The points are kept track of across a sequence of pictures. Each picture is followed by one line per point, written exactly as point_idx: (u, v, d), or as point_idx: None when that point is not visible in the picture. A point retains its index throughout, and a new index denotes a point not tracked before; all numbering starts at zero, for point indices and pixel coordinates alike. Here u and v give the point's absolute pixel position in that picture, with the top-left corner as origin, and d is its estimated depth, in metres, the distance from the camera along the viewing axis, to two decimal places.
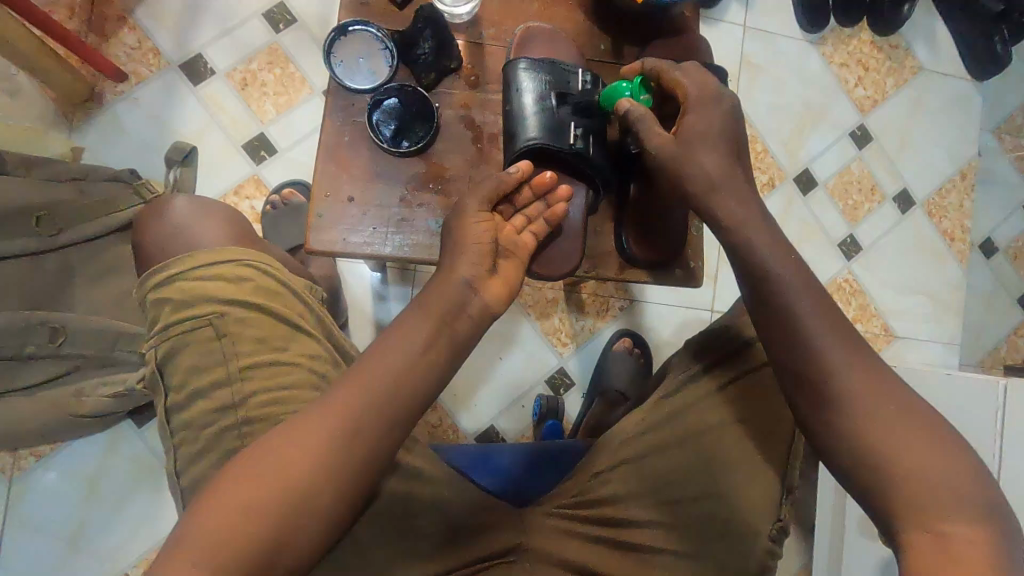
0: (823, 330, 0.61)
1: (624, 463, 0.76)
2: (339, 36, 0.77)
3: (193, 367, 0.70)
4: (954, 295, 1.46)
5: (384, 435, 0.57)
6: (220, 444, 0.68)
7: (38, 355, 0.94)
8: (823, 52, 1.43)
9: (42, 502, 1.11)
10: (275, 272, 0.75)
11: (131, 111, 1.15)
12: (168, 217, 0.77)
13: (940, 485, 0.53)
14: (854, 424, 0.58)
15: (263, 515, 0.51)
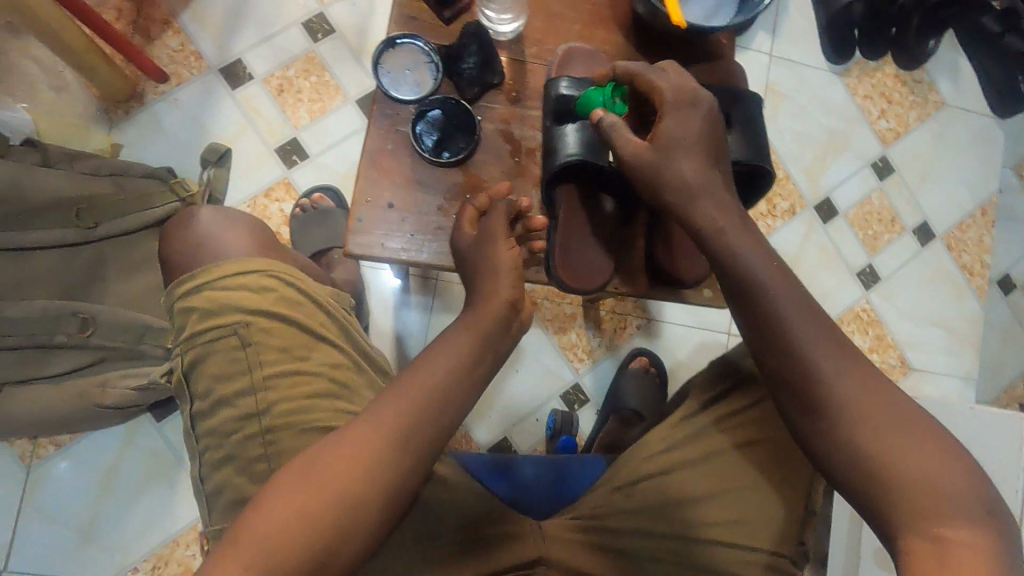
0: (813, 339, 0.60)
1: (641, 483, 0.80)
2: (385, 47, 0.79)
3: (218, 374, 0.73)
4: (972, 329, 1.46)
5: (398, 452, 0.58)
6: (243, 453, 0.70)
7: (66, 345, 0.96)
8: (847, 83, 1.45)
9: (59, 490, 1.12)
10: (299, 284, 0.77)
11: (170, 111, 1.19)
12: (196, 226, 0.80)
13: (938, 491, 0.53)
14: (848, 428, 0.57)
15: (291, 547, 0.52)
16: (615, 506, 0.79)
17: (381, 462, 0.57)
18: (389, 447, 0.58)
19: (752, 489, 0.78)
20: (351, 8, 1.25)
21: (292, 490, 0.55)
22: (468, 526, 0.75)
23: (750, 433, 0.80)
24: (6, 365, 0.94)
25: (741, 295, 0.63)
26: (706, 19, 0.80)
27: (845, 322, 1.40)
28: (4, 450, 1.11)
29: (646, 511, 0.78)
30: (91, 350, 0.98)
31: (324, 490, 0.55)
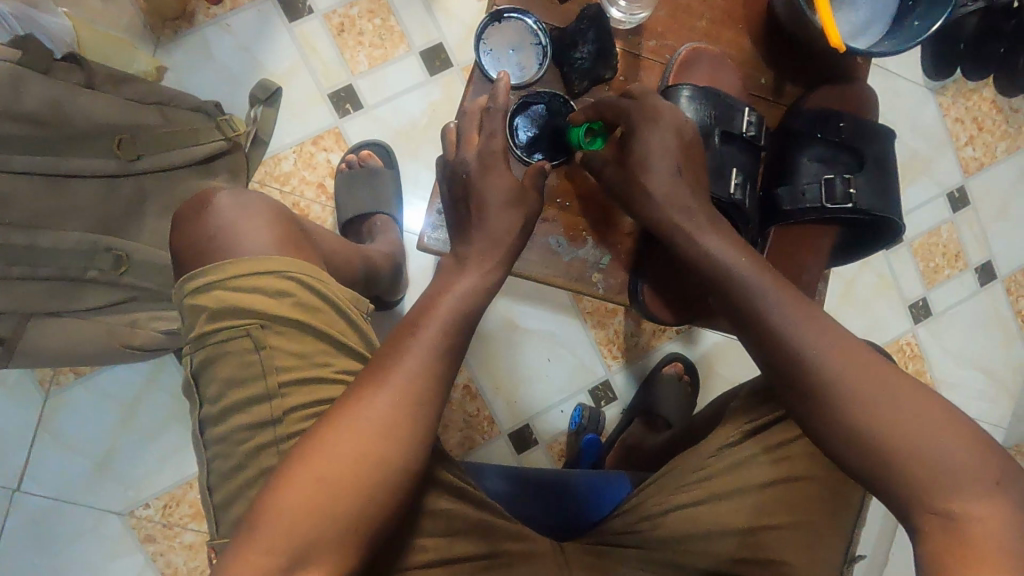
0: (793, 320, 0.60)
1: (671, 518, 0.71)
2: (492, 22, 0.87)
3: (228, 379, 0.66)
4: (1013, 377, 1.42)
5: (412, 396, 0.59)
6: (257, 461, 0.64)
7: (97, 281, 0.90)
8: (940, 102, 1.35)
9: (76, 419, 1.10)
10: (319, 285, 0.67)
11: (220, 37, 1.10)
12: (212, 213, 0.70)
13: (939, 463, 0.52)
14: (850, 415, 0.55)
15: (324, 499, 0.54)
16: (646, 538, 0.71)
17: (396, 412, 0.58)
18: (404, 395, 0.59)
19: (796, 527, 0.71)
20: None
21: (314, 449, 0.56)
22: (485, 539, 0.67)
23: (796, 467, 0.72)
24: (32, 295, 0.86)
25: (732, 282, 0.64)
26: (852, 36, 0.81)
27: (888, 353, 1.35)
28: (23, 372, 1.09)
29: (684, 549, 0.71)
30: (122, 288, 0.93)
31: (342, 447, 0.56)
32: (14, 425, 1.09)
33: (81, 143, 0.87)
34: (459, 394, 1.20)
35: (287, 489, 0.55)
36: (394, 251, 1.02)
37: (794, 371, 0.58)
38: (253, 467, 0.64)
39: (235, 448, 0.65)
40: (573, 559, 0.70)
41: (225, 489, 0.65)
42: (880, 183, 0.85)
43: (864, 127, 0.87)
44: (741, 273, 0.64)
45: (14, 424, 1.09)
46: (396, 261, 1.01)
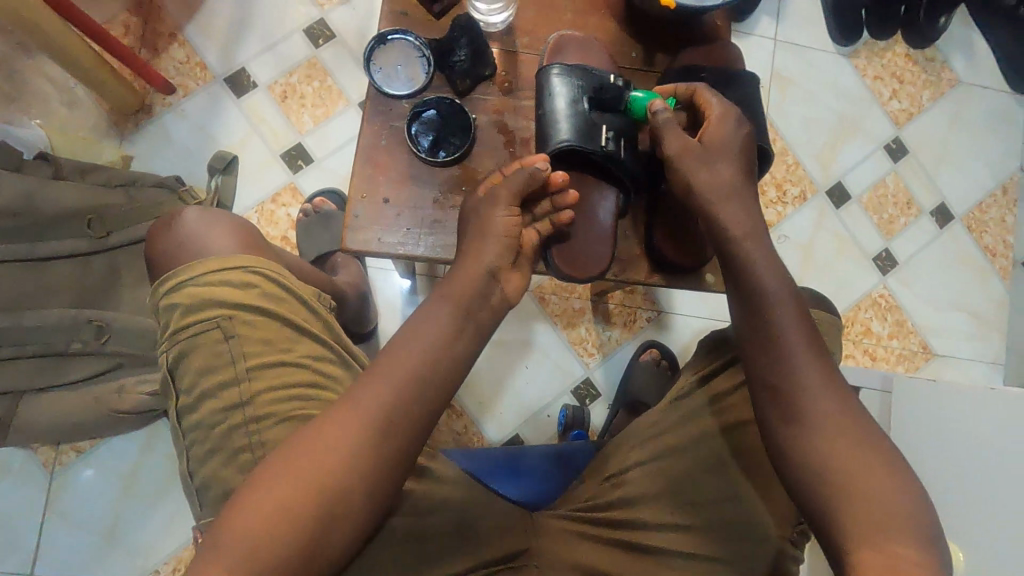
0: (803, 353, 0.62)
1: (636, 472, 0.75)
2: (378, 44, 0.78)
3: (201, 368, 0.69)
4: (997, 312, 1.41)
5: (385, 430, 0.58)
6: (229, 443, 0.68)
7: (83, 352, 0.98)
8: (856, 65, 1.42)
9: (81, 493, 1.14)
10: (280, 278, 0.73)
11: (177, 122, 1.21)
12: (179, 225, 0.75)
13: (891, 511, 0.54)
14: (822, 437, 0.59)
15: (285, 520, 0.54)
16: (606, 498, 0.75)
17: (368, 450, 0.57)
18: (375, 430, 0.58)
19: (751, 473, 0.72)
20: (352, 12, 1.26)
21: (281, 466, 0.56)
22: (455, 518, 0.71)
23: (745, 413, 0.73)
24: (21, 374, 0.96)
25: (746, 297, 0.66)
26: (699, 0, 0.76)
27: (862, 308, 1.36)
28: (29, 457, 1.14)
29: (645, 503, 0.73)
30: (107, 356, 1.00)
31: (310, 470, 0.56)
32: (24, 510, 1.13)
33: (56, 230, 0.98)
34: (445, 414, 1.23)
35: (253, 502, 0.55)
36: (353, 280, 1.07)
37: (789, 394, 0.61)
38: (219, 462, 0.68)
39: (209, 433, 0.69)
40: (547, 528, 0.76)
41: (202, 473, 0.69)
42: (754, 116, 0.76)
43: (727, 70, 0.77)
44: (760, 289, 0.65)
45: (24, 509, 1.13)
46: (362, 292, 1.07)
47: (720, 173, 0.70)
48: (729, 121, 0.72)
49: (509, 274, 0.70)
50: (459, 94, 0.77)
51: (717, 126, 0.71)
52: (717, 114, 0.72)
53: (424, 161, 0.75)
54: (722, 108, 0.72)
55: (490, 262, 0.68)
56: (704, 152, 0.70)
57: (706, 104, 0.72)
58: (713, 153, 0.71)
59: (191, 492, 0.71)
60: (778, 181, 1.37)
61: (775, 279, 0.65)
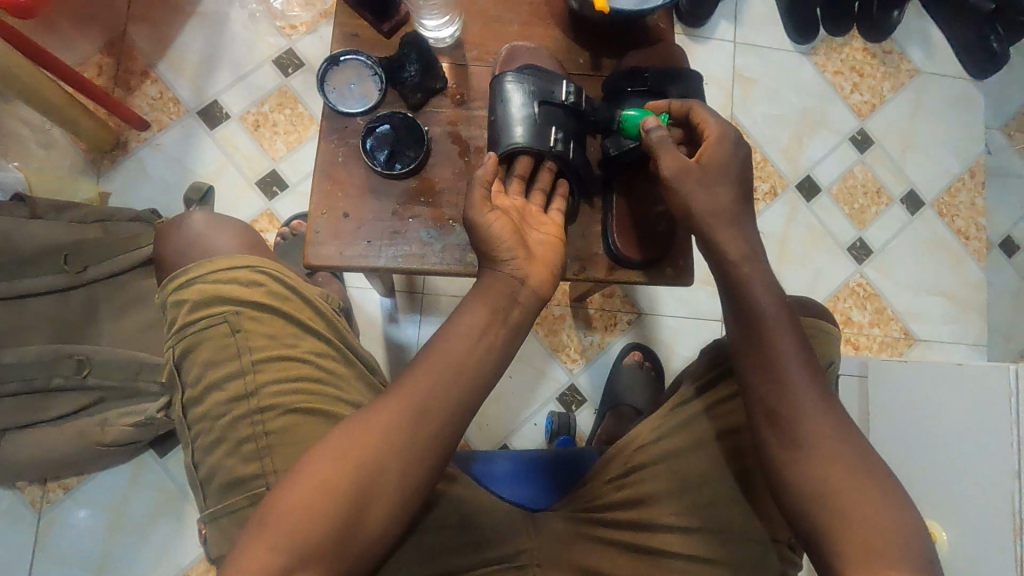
0: (799, 370, 0.63)
1: (646, 471, 0.72)
2: (331, 65, 0.80)
3: (208, 361, 0.71)
4: (975, 293, 1.42)
5: (419, 435, 0.57)
6: (233, 434, 0.68)
7: (65, 387, 0.99)
8: (816, 61, 1.46)
9: (72, 531, 1.14)
10: (285, 276, 0.74)
11: (153, 156, 1.24)
12: (187, 227, 0.78)
13: (883, 532, 0.55)
14: (816, 458, 0.60)
15: (319, 524, 0.53)
16: (610, 498, 0.72)
17: (402, 456, 0.57)
18: (410, 435, 0.57)
19: (750, 472, 0.70)
20: (318, 40, 1.29)
21: (315, 468, 0.55)
22: (458, 517, 0.70)
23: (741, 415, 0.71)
24: (5, 412, 0.97)
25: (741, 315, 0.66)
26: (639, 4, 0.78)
27: (841, 298, 1.38)
28: (17, 497, 1.14)
29: (652, 504, 0.70)
30: (91, 390, 1.00)
31: (345, 475, 0.55)
32: (14, 552, 1.13)
33: (33, 267, 0.99)
34: None
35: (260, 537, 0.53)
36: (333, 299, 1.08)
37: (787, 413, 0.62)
38: (205, 467, 0.70)
39: (213, 424, 0.70)
40: (548, 530, 0.73)
41: (208, 463, 0.70)
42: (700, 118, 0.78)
43: (670, 69, 0.79)
44: (757, 306, 0.66)
45: (14, 549, 1.13)
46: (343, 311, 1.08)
47: (719, 196, 0.69)
48: (725, 143, 0.71)
49: (530, 269, 0.64)
50: (411, 108, 0.79)
51: (716, 147, 0.70)
52: (716, 134, 0.70)
53: (380, 175, 0.77)
54: (720, 128, 0.71)
55: (508, 266, 0.64)
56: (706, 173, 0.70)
57: (704, 124, 0.71)
58: (719, 175, 0.70)
59: (196, 483, 0.72)
60: None
61: (768, 297, 0.66)
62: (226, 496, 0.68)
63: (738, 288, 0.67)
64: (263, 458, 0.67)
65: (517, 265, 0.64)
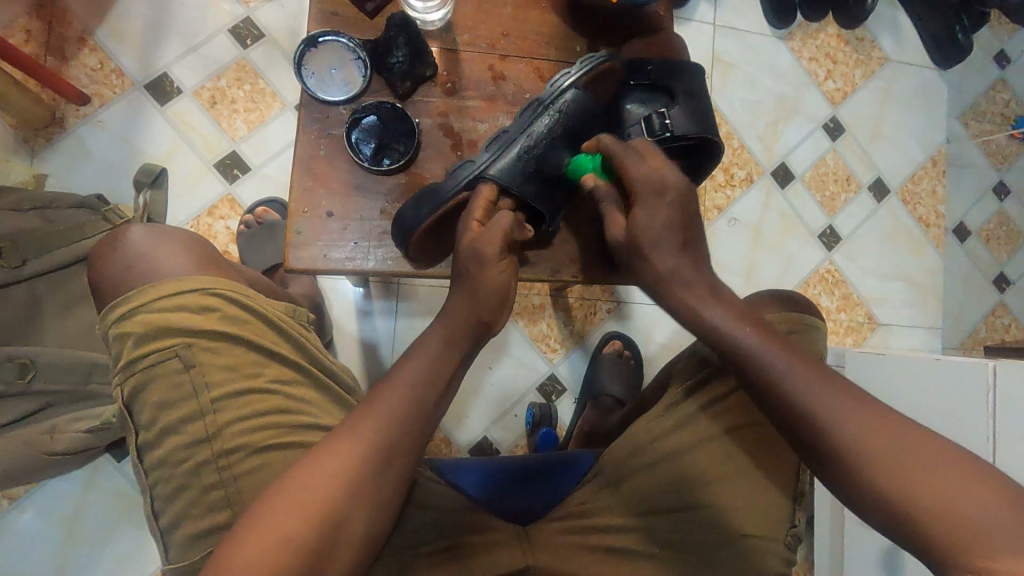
0: (799, 379, 0.56)
1: (632, 480, 0.70)
2: (308, 48, 0.72)
3: (161, 401, 0.63)
4: (933, 278, 1.48)
5: (377, 463, 0.56)
6: (198, 480, 0.62)
7: (8, 394, 0.89)
8: (792, 47, 1.46)
9: (20, 544, 1.06)
10: (244, 298, 0.67)
11: (96, 134, 1.12)
12: (123, 245, 0.68)
13: (972, 522, 0.46)
14: (858, 458, 0.52)
15: (281, 565, 0.50)
16: (605, 502, 0.70)
17: (362, 484, 0.55)
18: (370, 462, 0.55)
19: (743, 476, 0.68)
20: (279, 9, 1.19)
21: (269, 506, 0.53)
22: (444, 534, 0.67)
23: (730, 418, 0.71)
24: None
25: (715, 347, 0.61)
26: None
27: (811, 285, 1.41)
28: None
29: (637, 513, 0.69)
30: (36, 396, 0.92)
31: (303, 511, 0.52)
32: None
33: None
34: None
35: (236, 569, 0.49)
36: (306, 294, 1.02)
37: (803, 430, 0.55)
38: (166, 517, 0.63)
39: (173, 471, 0.63)
40: (540, 539, 0.68)
41: (169, 513, 0.63)
42: (700, 109, 0.73)
43: (673, 61, 0.74)
44: (727, 332, 0.60)
45: None
46: (317, 305, 1.03)
47: (657, 263, 0.64)
48: (655, 196, 0.64)
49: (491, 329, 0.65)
50: (400, 98, 0.73)
51: (648, 206, 0.64)
52: (640, 190, 0.64)
53: (367, 170, 0.72)
54: (644, 177, 0.65)
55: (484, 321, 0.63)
56: (639, 245, 0.64)
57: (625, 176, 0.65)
58: (657, 240, 0.64)
59: (155, 533, 0.65)
60: (725, 165, 1.39)
61: (732, 319, 0.60)
62: (194, 544, 0.62)
63: (700, 319, 0.61)
64: (232, 505, 0.62)
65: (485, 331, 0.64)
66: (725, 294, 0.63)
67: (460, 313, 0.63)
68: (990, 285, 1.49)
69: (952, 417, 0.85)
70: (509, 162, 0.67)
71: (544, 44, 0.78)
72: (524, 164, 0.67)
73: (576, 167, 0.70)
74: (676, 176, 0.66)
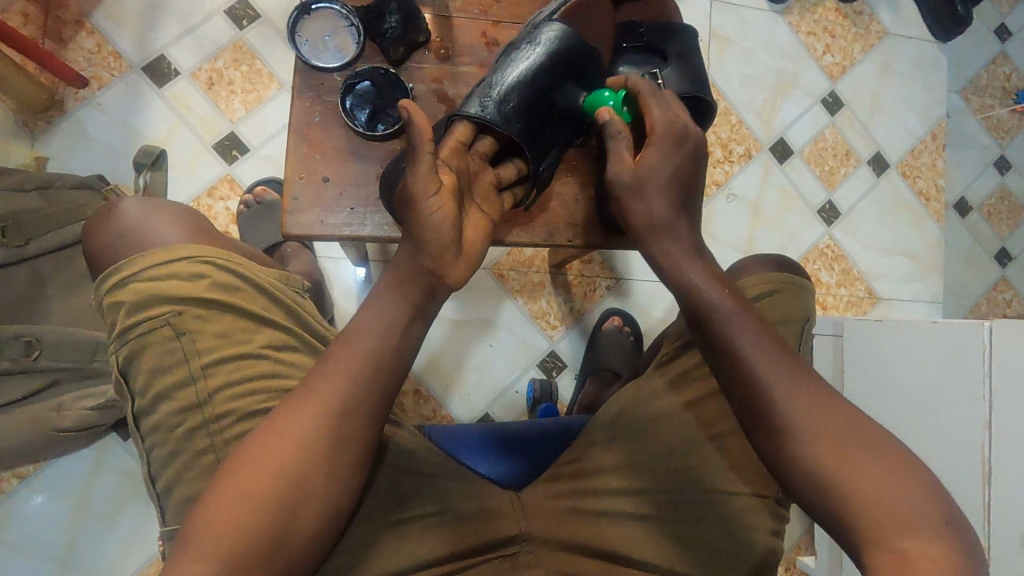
0: (760, 352, 0.55)
1: (621, 439, 0.70)
2: (301, 15, 0.74)
3: (154, 368, 0.64)
4: (933, 252, 1.48)
5: (335, 420, 0.54)
6: (192, 444, 0.63)
7: (13, 371, 0.89)
8: (790, 22, 1.45)
9: (28, 522, 1.08)
10: (233, 265, 0.68)
11: (94, 116, 1.13)
12: (117, 216, 0.69)
13: (897, 506, 0.48)
14: (805, 443, 0.52)
15: (247, 522, 0.51)
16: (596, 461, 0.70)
17: (321, 444, 0.54)
18: (327, 424, 0.54)
19: (734, 436, 0.69)
20: None
21: (232, 467, 0.53)
22: (437, 498, 0.67)
23: None
24: None
25: (686, 307, 0.60)
26: None
27: (811, 260, 1.41)
28: None
29: (627, 476, 0.69)
30: (42, 373, 0.93)
31: (263, 471, 0.52)
32: None
33: None
34: (410, 401, 1.20)
35: (213, 519, 0.51)
36: (305, 270, 1.02)
37: (756, 408, 0.54)
38: (163, 480, 0.64)
39: (168, 436, 0.64)
40: (531, 506, 0.69)
41: (165, 476, 0.64)
42: (692, 69, 0.75)
43: (668, 24, 0.76)
44: (702, 293, 0.59)
45: None
46: (316, 281, 1.03)
47: None
48: (670, 142, 0.64)
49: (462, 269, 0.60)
50: (394, 63, 0.74)
51: (659, 149, 0.64)
52: (660, 131, 0.64)
53: (362, 136, 0.73)
54: (666, 122, 0.65)
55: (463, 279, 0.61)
56: (643, 185, 0.64)
57: (648, 114, 0.64)
58: (660, 186, 0.64)
59: (155, 497, 0.66)
60: (723, 141, 1.39)
61: (715, 285, 0.59)
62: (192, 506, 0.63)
63: (680, 277, 0.61)
64: None
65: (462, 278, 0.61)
66: (707, 258, 0.62)
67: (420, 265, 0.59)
68: (991, 260, 1.49)
69: (950, 380, 0.86)
70: (486, 100, 0.66)
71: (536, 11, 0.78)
72: (506, 101, 0.67)
73: (593, 100, 0.70)
74: (696, 133, 0.66)
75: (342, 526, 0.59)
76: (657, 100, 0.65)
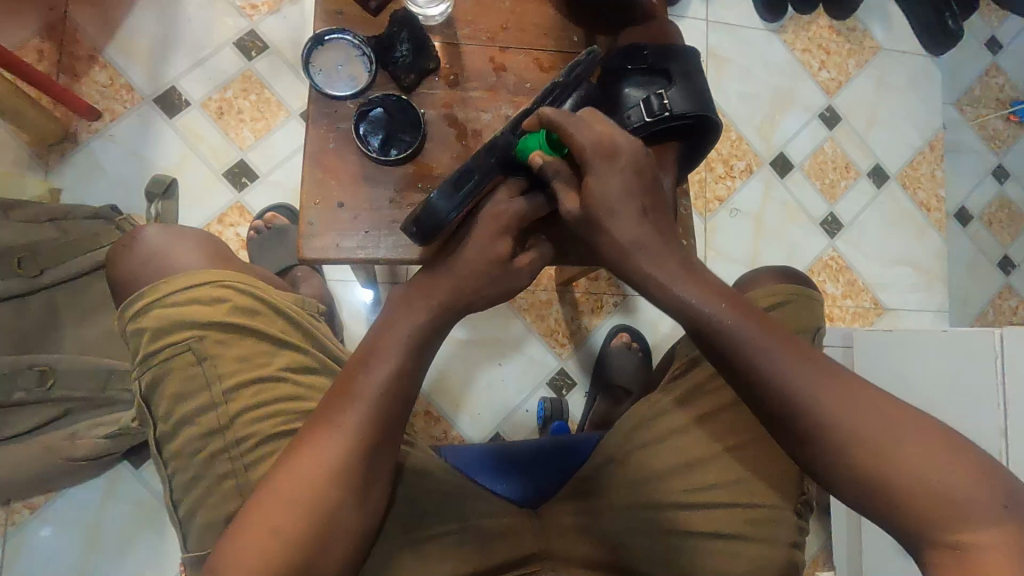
0: (772, 354, 0.52)
1: (638, 456, 0.70)
2: (315, 46, 0.75)
3: (176, 395, 0.64)
4: (937, 261, 1.49)
5: (362, 453, 0.55)
6: (212, 470, 0.63)
7: (27, 401, 0.89)
8: (784, 40, 1.48)
9: (41, 554, 1.07)
10: (253, 289, 0.68)
11: (107, 147, 1.15)
12: (138, 244, 0.70)
13: (951, 496, 0.46)
14: (844, 442, 0.49)
15: (274, 554, 0.51)
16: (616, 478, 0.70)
17: (343, 471, 0.54)
18: (348, 452, 0.54)
19: (751, 446, 0.69)
20: (282, 21, 1.22)
21: (261, 503, 0.53)
22: (456, 516, 0.67)
23: (738, 388, 0.71)
24: None
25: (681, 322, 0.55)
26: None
27: (816, 272, 1.41)
28: None
29: (648, 490, 0.68)
30: (56, 403, 0.93)
31: (293, 506, 0.52)
32: None
33: None
34: (422, 422, 1.20)
35: (240, 555, 0.51)
36: (315, 294, 1.03)
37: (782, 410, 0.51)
38: (184, 506, 0.64)
39: (189, 462, 0.64)
40: (551, 523, 0.70)
41: (186, 503, 0.64)
42: (696, 88, 0.73)
43: (669, 46, 0.75)
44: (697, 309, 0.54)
45: None
46: (327, 303, 1.04)
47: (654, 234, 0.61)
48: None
49: (477, 289, 0.61)
50: (405, 90, 0.75)
51: (602, 175, 0.59)
52: (588, 151, 0.58)
53: (376, 161, 0.74)
54: (593, 142, 0.59)
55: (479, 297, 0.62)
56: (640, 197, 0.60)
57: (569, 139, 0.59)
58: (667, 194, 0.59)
59: (175, 524, 0.66)
60: (724, 157, 1.41)
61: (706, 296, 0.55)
62: (211, 533, 0.63)
63: (669, 297, 0.56)
64: (246, 493, 0.63)
65: (479, 295, 0.62)
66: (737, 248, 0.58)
67: (440, 287, 0.60)
68: (995, 267, 1.49)
69: (963, 389, 0.86)
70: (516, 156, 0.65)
71: (542, 36, 0.81)
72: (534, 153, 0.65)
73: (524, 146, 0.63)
74: (628, 140, 0.60)
75: (365, 551, 0.59)
76: (570, 126, 0.59)
